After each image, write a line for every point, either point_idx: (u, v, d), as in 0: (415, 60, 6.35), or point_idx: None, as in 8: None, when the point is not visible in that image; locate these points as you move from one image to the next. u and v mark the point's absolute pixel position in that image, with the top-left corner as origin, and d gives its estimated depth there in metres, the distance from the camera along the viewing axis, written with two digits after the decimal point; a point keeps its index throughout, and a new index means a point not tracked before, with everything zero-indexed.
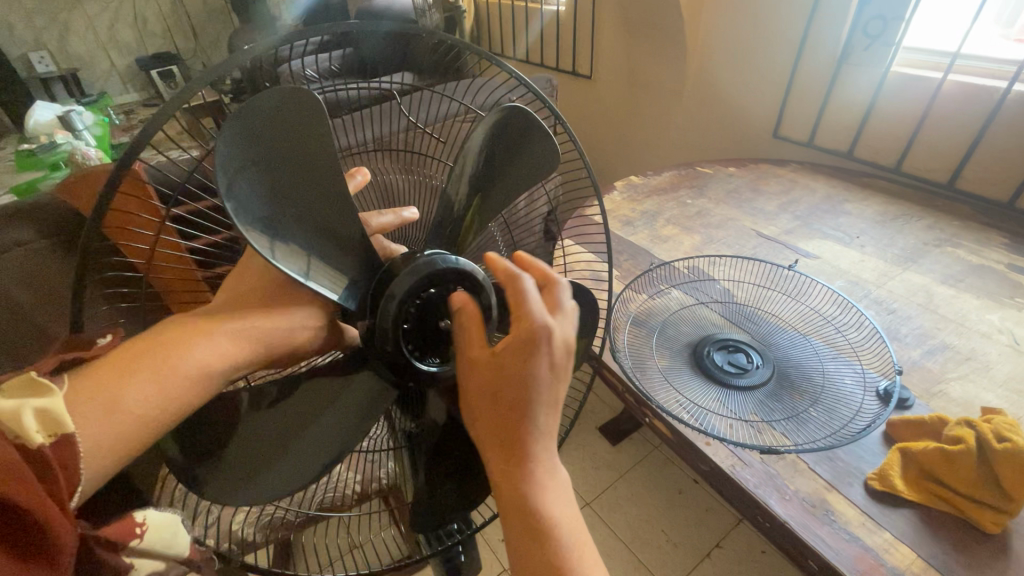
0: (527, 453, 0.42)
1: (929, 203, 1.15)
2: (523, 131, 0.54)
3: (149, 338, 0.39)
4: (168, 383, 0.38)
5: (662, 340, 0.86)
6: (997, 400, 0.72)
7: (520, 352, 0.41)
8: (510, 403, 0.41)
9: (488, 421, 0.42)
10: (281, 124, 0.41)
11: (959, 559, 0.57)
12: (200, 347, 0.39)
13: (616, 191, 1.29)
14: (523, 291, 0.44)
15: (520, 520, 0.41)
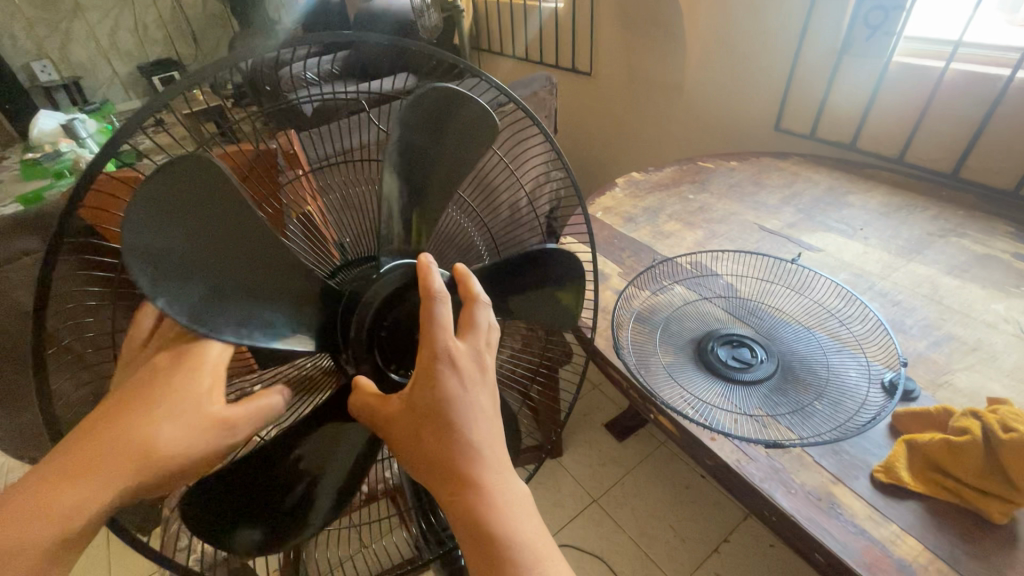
0: (466, 479, 0.42)
1: (934, 193, 1.14)
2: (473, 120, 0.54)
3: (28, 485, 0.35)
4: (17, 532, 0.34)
5: (666, 336, 0.86)
6: (1004, 391, 0.72)
7: (426, 381, 0.43)
8: (433, 434, 0.43)
9: (419, 457, 0.43)
10: (192, 195, 0.38)
11: (966, 550, 0.57)
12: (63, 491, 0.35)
13: (618, 187, 1.29)
14: (432, 316, 0.45)
15: (473, 547, 0.42)
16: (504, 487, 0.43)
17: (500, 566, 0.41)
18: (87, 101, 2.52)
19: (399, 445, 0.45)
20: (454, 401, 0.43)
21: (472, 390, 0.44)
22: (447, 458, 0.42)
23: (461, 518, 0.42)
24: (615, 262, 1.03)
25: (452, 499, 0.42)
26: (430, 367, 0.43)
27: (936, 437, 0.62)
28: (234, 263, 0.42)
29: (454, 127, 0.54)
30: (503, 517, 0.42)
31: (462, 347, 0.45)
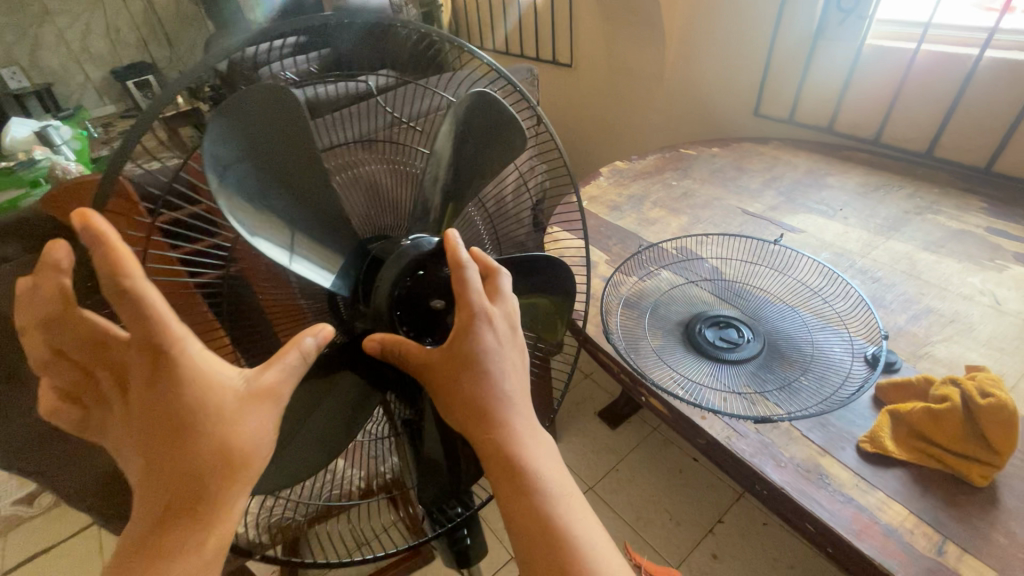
0: (501, 419, 0.47)
1: (910, 173, 1.17)
2: (496, 120, 0.58)
3: (146, 428, 0.36)
4: (172, 467, 0.37)
5: (654, 320, 0.88)
6: (981, 359, 0.74)
7: (464, 334, 0.46)
8: (471, 381, 0.47)
9: (459, 403, 0.47)
10: (268, 118, 0.44)
11: (951, 514, 0.58)
12: (167, 426, 0.36)
13: (602, 176, 1.30)
14: (467, 281, 0.46)
15: (506, 481, 0.46)
16: (529, 432, 0.49)
17: (529, 500, 0.46)
18: (59, 109, 2.47)
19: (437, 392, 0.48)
20: (490, 352, 0.47)
21: (504, 345, 0.48)
22: (485, 402, 0.47)
23: (495, 454, 0.47)
24: (602, 250, 1.04)
25: (488, 437, 0.47)
26: (470, 324, 0.46)
27: (917, 406, 0.64)
28: (278, 198, 0.47)
29: (482, 123, 0.57)
30: (530, 457, 0.47)
31: (496, 311, 0.49)
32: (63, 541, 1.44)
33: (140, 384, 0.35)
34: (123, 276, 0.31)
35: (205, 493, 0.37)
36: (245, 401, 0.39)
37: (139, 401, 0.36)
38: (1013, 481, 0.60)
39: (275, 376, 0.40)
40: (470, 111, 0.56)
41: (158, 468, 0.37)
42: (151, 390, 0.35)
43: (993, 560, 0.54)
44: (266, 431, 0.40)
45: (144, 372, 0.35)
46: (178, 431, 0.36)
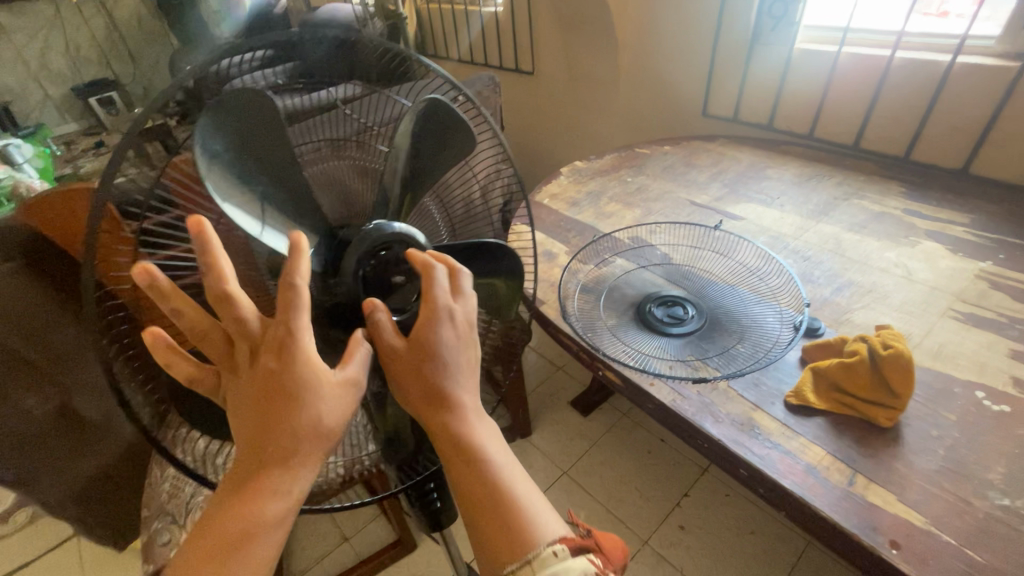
0: (452, 405, 0.52)
1: (841, 163, 1.28)
2: (450, 122, 0.65)
3: (259, 393, 0.42)
4: (273, 429, 0.42)
5: (609, 302, 0.96)
6: (892, 322, 0.84)
7: (423, 328, 0.50)
8: (430, 374, 0.51)
9: (415, 389, 0.51)
10: (246, 120, 0.51)
11: (861, 451, 0.67)
12: (275, 396, 0.42)
13: (563, 176, 1.39)
14: (430, 281, 0.51)
15: (455, 458, 0.52)
16: (477, 415, 0.54)
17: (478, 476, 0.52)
18: (18, 127, 2.43)
19: (395, 374, 0.52)
20: (445, 348, 0.51)
21: (456, 346, 0.52)
22: (438, 391, 0.51)
23: (446, 436, 0.52)
24: (562, 243, 1.13)
25: (439, 421, 0.52)
26: (429, 322, 0.50)
27: (835, 363, 0.73)
28: (258, 187, 0.53)
29: (437, 123, 0.64)
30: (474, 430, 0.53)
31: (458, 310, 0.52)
32: (38, 557, 1.43)
33: (268, 359, 0.42)
34: (297, 275, 0.43)
35: (294, 454, 0.43)
36: (338, 386, 0.45)
37: (264, 373, 0.42)
38: (913, 421, 0.69)
39: (356, 368, 0.47)
40: (421, 113, 0.62)
41: (257, 429, 0.43)
42: (273, 365, 0.42)
43: (894, 486, 0.63)
44: (344, 415, 0.45)
45: (273, 348, 0.42)
46: (284, 400, 0.42)
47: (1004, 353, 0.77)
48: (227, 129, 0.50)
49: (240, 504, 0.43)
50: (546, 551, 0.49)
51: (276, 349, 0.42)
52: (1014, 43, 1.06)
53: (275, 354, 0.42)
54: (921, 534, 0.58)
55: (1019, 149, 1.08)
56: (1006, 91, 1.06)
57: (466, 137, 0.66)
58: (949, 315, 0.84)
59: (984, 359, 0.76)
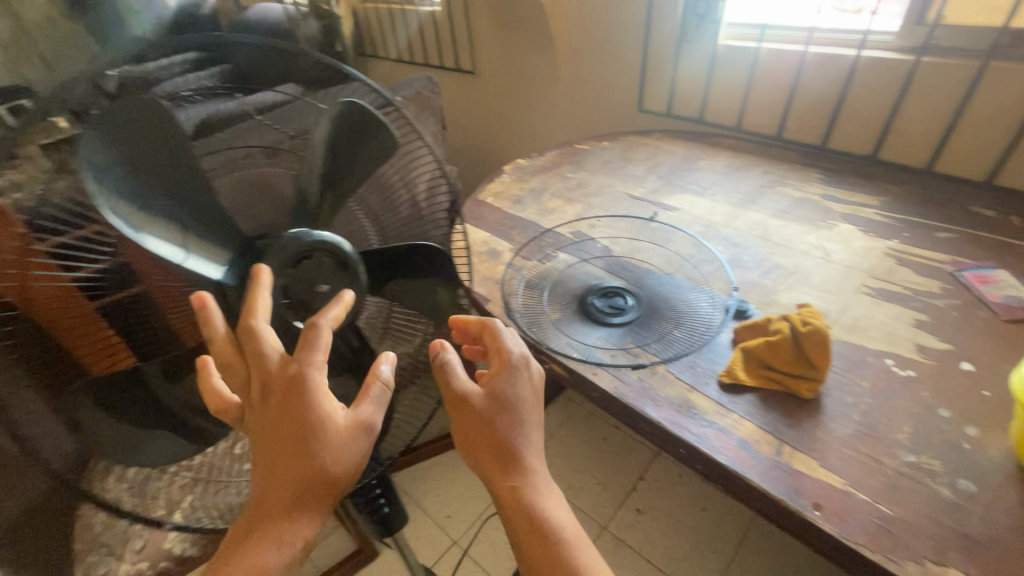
0: (522, 465, 0.56)
1: (766, 152, 1.35)
2: (367, 123, 0.64)
3: (274, 433, 0.46)
4: (283, 472, 0.45)
5: (553, 295, 0.98)
6: (813, 300, 0.90)
7: (506, 376, 0.60)
8: (502, 426, 0.57)
9: (487, 444, 0.56)
10: (140, 130, 0.53)
11: (787, 422, 0.71)
12: (287, 438, 0.45)
13: (506, 174, 1.40)
14: (500, 337, 0.64)
15: (526, 521, 0.54)
16: (545, 486, 0.57)
17: (546, 539, 0.54)
18: None
19: (468, 429, 0.58)
20: (522, 401, 0.59)
21: (530, 404, 0.59)
22: (509, 447, 0.56)
23: (514, 497, 0.55)
24: (506, 241, 1.15)
25: (512, 479, 0.56)
26: (510, 374, 0.60)
27: (762, 341, 0.78)
28: (156, 202, 0.55)
29: (353, 125, 0.64)
30: (546, 504, 0.56)
31: (531, 369, 0.62)
32: None
33: (282, 400, 0.47)
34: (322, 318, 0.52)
35: (308, 498, 0.46)
36: (351, 428, 0.48)
37: (280, 414, 0.46)
38: (832, 391, 0.75)
39: (368, 409, 0.49)
40: (336, 115, 0.63)
41: (271, 471, 0.46)
42: (286, 404, 0.46)
43: (817, 453, 0.67)
44: (354, 460, 0.47)
45: (287, 389, 0.47)
46: (297, 441, 0.45)
47: (910, 324, 0.84)
48: (119, 136, 0.52)
49: (251, 546, 0.46)
50: None
51: (291, 389, 0.47)
52: (909, 38, 1.14)
53: (289, 394, 0.47)
54: (840, 495, 0.63)
55: (920, 135, 1.17)
56: (905, 82, 1.15)
57: (384, 137, 0.66)
58: (863, 291, 0.91)
59: (893, 330, 0.83)
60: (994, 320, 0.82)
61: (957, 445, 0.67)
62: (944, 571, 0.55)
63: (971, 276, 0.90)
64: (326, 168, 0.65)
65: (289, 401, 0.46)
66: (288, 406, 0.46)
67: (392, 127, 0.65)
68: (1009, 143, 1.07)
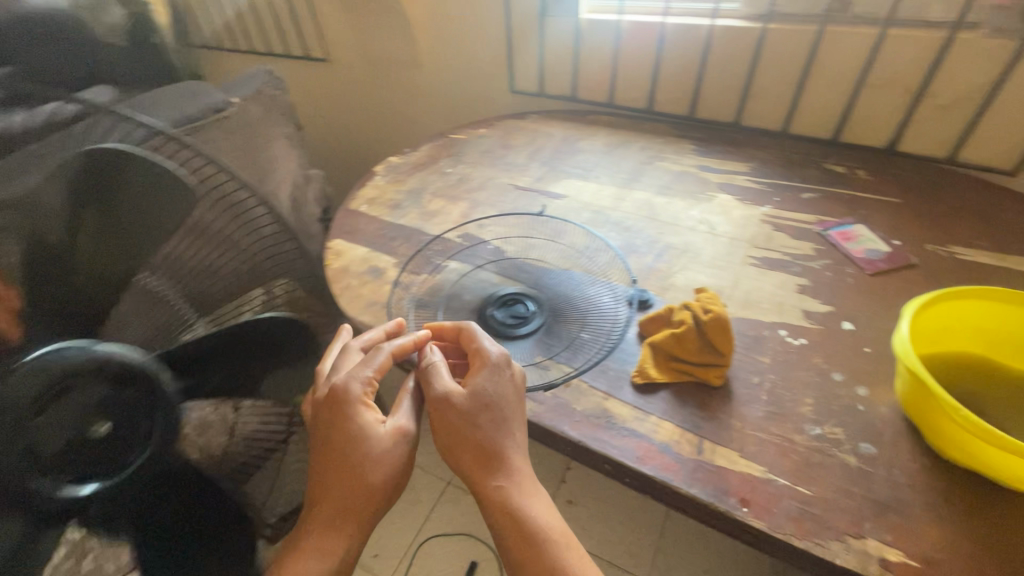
0: (506, 467, 0.68)
1: (641, 126, 1.35)
2: (111, 161, 0.70)
3: (327, 451, 0.70)
4: (331, 479, 0.69)
5: (449, 313, 0.89)
6: (707, 279, 0.91)
7: (489, 377, 0.71)
8: (486, 431, 0.68)
9: (473, 450, 0.68)
10: None
11: (703, 416, 0.70)
12: (329, 452, 0.70)
13: (379, 176, 1.27)
14: (478, 341, 0.74)
15: (507, 516, 0.67)
16: (529, 487, 0.69)
17: (526, 530, 0.66)
18: None
19: (457, 438, 0.69)
20: (504, 403, 0.69)
21: (512, 407, 0.70)
22: (492, 451, 0.68)
23: (496, 494, 0.67)
24: (389, 254, 1.03)
25: (496, 480, 0.67)
26: (492, 377, 0.70)
27: (667, 334, 0.76)
28: None
29: (101, 170, 0.70)
30: (526, 504, 0.67)
31: (513, 371, 0.72)
32: None
33: (329, 428, 0.70)
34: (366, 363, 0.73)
35: (346, 496, 0.69)
36: (382, 442, 0.70)
37: (329, 438, 0.70)
38: (738, 373, 0.75)
39: (397, 421, 0.73)
40: (86, 158, 0.68)
41: (326, 478, 0.69)
42: (331, 431, 0.70)
43: (734, 444, 0.67)
44: (377, 466, 0.69)
45: (333, 418, 0.70)
46: (339, 455, 0.69)
47: (794, 290, 0.87)
48: None
49: (317, 528, 0.70)
50: None
51: (334, 420, 0.70)
52: (755, 5, 1.15)
53: (333, 423, 0.70)
54: (762, 485, 0.63)
55: (774, 99, 1.23)
56: (756, 51, 1.19)
57: (144, 167, 0.72)
58: (748, 262, 0.93)
59: (780, 298, 0.86)
60: (861, 276, 0.88)
61: (853, 408, 0.69)
62: (863, 544, 0.57)
63: (835, 233, 0.96)
64: (69, 217, 0.69)
65: (334, 428, 0.70)
66: (333, 433, 0.70)
67: (158, 161, 0.73)
68: (849, 101, 1.15)
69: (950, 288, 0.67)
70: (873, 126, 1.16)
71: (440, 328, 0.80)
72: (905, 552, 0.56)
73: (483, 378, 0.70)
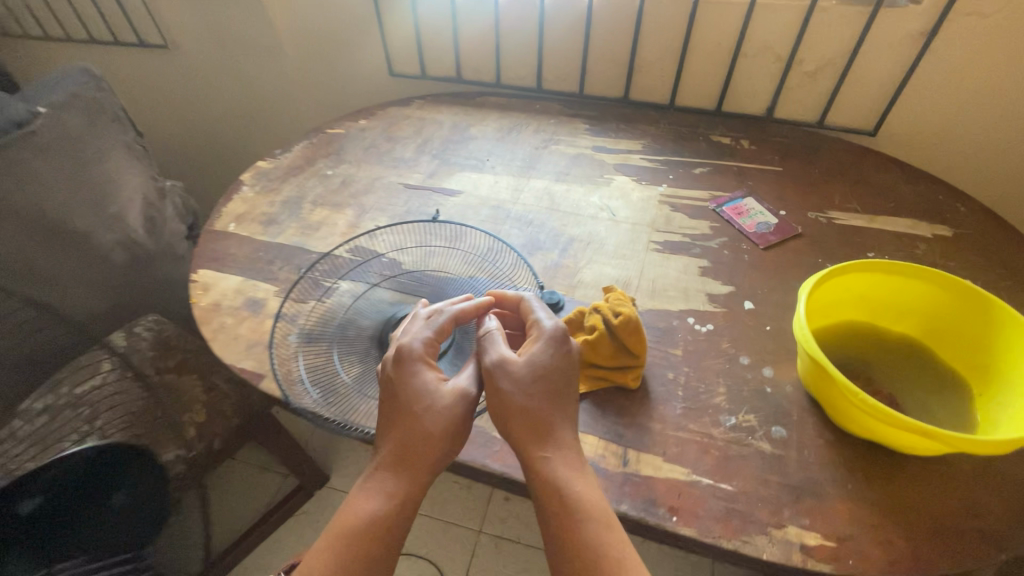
0: (556, 438, 0.62)
1: (531, 105, 1.28)
2: None
3: (385, 410, 0.66)
4: (385, 437, 0.65)
5: (346, 345, 0.80)
6: (614, 271, 0.89)
7: (550, 341, 0.66)
8: (538, 394, 0.63)
9: (521, 418, 0.62)
10: None
11: (626, 422, 0.69)
12: (385, 411, 0.66)
13: (246, 187, 1.11)
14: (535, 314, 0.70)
15: (550, 494, 0.59)
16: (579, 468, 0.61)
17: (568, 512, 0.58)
18: None
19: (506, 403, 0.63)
20: (562, 372, 0.65)
21: (569, 379, 0.65)
22: (542, 418, 0.62)
23: (540, 467, 0.61)
24: (269, 282, 0.90)
25: (541, 451, 0.61)
26: (553, 341, 0.66)
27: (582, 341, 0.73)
28: None
29: None
30: (571, 479, 0.60)
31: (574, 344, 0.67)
32: None
33: (384, 386, 0.66)
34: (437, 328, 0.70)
35: (390, 456, 0.64)
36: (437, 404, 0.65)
37: (385, 395, 0.66)
38: (654, 371, 0.74)
39: (454, 389, 0.66)
40: None
41: (382, 438, 0.65)
42: (385, 388, 0.66)
43: (658, 448, 0.66)
44: (429, 427, 0.63)
45: (388, 378, 0.66)
46: (389, 413, 0.65)
47: (697, 273, 0.87)
48: None
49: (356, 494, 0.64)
50: None
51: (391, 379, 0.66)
52: None
53: (389, 382, 0.66)
54: (688, 488, 0.62)
55: (658, 72, 1.22)
56: (636, 24, 1.16)
57: None
58: (651, 248, 0.92)
59: (685, 284, 0.85)
60: (755, 251, 0.90)
61: (761, 391, 0.71)
62: (784, 533, 0.58)
63: (728, 209, 0.98)
64: None
65: (389, 387, 0.66)
66: (388, 391, 0.66)
67: None
68: (727, 71, 1.17)
69: (841, 264, 0.69)
70: (751, 94, 1.19)
71: (502, 299, 0.76)
72: (821, 533, 0.58)
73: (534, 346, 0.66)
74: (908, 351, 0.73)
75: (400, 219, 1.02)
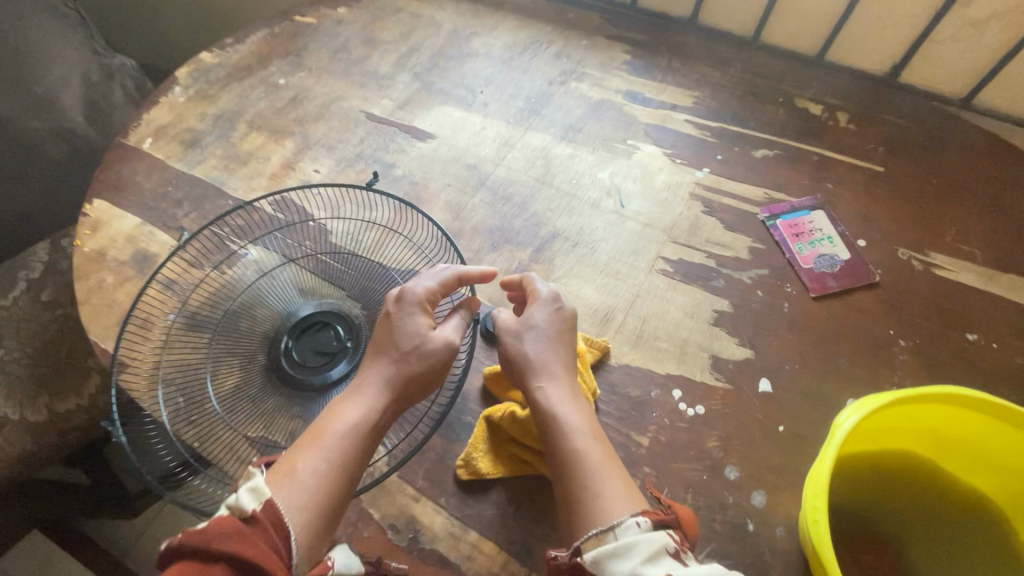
0: (545, 373, 0.50)
1: (562, 15, 0.95)
2: None
3: (382, 335, 0.54)
4: (377, 359, 0.52)
5: (230, 339, 0.63)
6: (596, 294, 0.66)
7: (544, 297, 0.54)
8: (522, 329, 0.52)
9: (508, 357, 0.52)
10: None
11: (540, 534, 0.51)
12: (384, 332, 0.54)
13: (178, 87, 0.88)
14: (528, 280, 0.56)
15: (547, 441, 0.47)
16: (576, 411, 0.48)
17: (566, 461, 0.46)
18: None
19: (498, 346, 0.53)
20: (556, 312, 0.53)
21: (559, 320, 0.53)
22: (526, 356, 0.51)
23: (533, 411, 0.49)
24: (168, 232, 0.72)
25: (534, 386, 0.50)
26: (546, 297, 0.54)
27: (513, 415, 0.54)
28: None
29: None
30: (567, 417, 0.47)
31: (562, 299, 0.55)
32: None
33: (390, 304, 0.55)
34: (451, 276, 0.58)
35: (382, 375, 0.51)
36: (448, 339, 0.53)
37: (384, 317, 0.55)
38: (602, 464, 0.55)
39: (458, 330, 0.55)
40: None
41: (375, 358, 0.53)
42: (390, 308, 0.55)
43: None
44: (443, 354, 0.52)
45: (394, 299, 0.55)
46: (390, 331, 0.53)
47: (707, 320, 0.63)
48: None
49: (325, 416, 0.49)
50: (627, 521, 0.40)
51: (400, 298, 0.54)
52: None
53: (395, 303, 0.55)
54: None
55: None
56: None
57: None
58: (656, 269, 0.67)
59: (685, 334, 0.62)
60: (801, 300, 0.64)
61: (739, 528, 0.51)
62: None
63: (784, 225, 0.70)
64: None
65: (394, 307, 0.54)
66: (398, 308, 0.54)
67: None
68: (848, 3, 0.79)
69: (928, 386, 0.45)
70: (875, 42, 0.81)
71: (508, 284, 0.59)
72: None
73: (543, 298, 0.54)
74: (981, 531, 0.50)
75: (347, 166, 0.79)
